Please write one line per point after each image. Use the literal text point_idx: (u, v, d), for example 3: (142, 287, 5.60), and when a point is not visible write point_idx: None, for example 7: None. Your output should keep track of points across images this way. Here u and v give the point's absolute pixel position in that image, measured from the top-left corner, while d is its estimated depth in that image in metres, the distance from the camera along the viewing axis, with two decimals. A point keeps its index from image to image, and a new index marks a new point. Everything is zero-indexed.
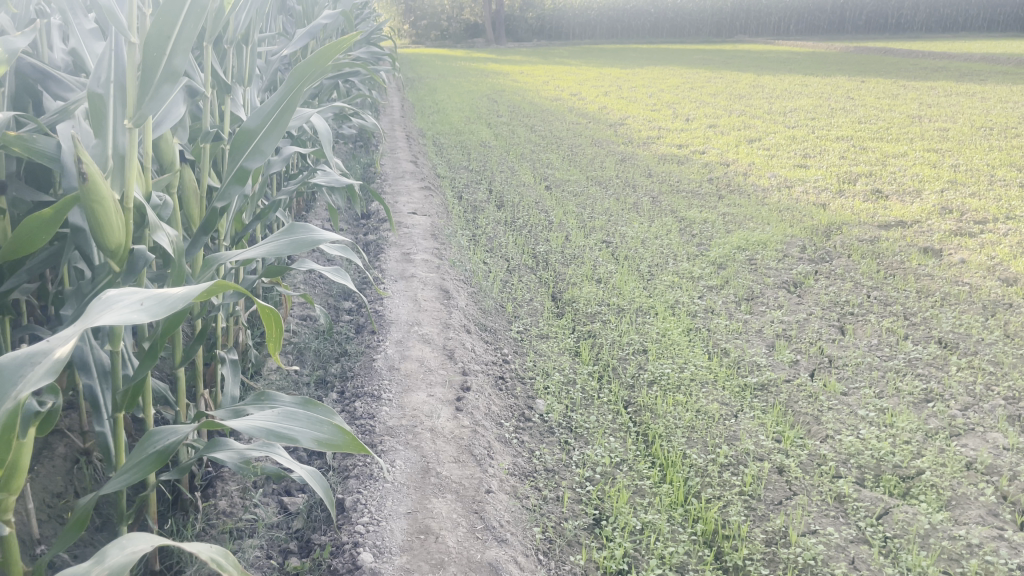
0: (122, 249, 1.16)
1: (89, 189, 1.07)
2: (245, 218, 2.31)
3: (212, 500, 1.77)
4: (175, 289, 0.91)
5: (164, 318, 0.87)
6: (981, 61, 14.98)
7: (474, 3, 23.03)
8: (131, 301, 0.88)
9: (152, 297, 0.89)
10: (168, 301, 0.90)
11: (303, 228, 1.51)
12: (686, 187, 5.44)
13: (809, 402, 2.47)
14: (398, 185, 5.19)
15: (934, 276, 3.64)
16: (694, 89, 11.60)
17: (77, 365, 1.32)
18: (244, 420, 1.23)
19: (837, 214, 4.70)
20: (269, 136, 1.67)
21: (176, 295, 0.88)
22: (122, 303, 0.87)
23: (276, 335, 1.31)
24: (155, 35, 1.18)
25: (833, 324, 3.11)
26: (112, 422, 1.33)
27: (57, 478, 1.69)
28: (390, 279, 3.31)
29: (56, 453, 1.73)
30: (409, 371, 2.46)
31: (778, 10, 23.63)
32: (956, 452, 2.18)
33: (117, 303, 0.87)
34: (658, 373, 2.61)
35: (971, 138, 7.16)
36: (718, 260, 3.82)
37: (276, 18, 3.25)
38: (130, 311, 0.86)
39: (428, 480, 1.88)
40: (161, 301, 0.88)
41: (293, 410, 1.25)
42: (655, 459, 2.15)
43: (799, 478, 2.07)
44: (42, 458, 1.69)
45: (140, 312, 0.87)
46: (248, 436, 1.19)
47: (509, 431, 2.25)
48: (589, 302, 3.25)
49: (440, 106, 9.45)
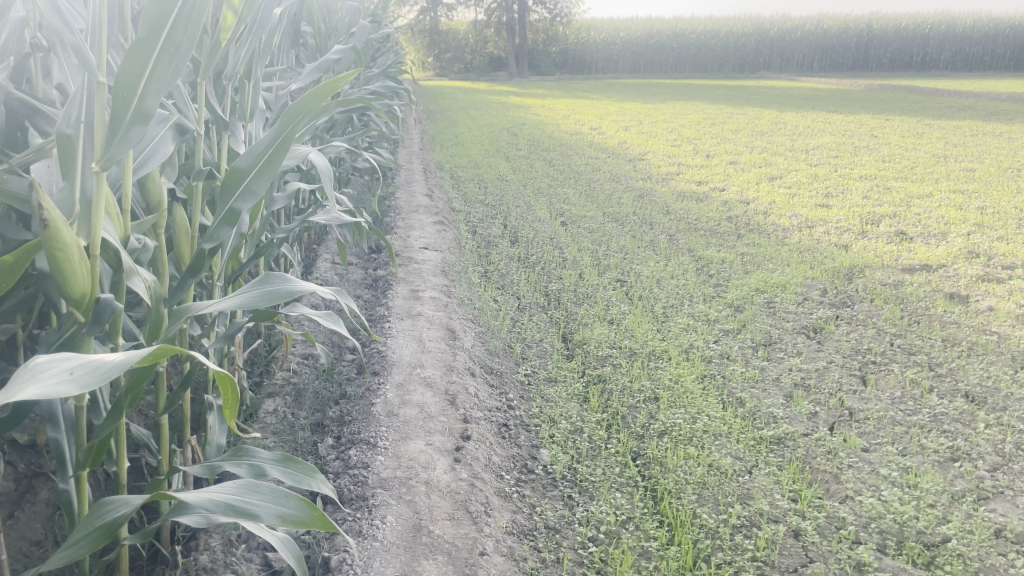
0: (87, 296, 1.10)
1: (51, 237, 1.01)
2: (242, 255, 2.24)
3: (193, 554, 1.68)
4: (111, 355, 0.88)
5: (95, 386, 0.83)
6: (1008, 100, 14.83)
7: (498, 37, 23.27)
8: (60, 370, 0.84)
9: (82, 364, 0.86)
10: (100, 370, 0.86)
11: (280, 278, 1.43)
12: (704, 225, 5.35)
13: (827, 458, 2.35)
14: (412, 218, 5.14)
15: (960, 323, 3.51)
16: (715, 125, 11.55)
17: (44, 417, 1.22)
18: (201, 491, 1.15)
19: (860, 256, 4.58)
20: (261, 176, 1.60)
21: (111, 363, 0.85)
22: (50, 371, 0.83)
23: (233, 396, 1.20)
24: (126, 72, 1.10)
25: (853, 373, 2.99)
26: (77, 478, 1.24)
27: (38, 526, 1.56)
28: (396, 318, 3.24)
29: (39, 498, 1.59)
30: (407, 418, 2.37)
31: (801, 47, 23.54)
32: (984, 518, 2.05)
33: (43, 369, 0.83)
34: (669, 423, 2.50)
35: (997, 180, 7.01)
36: (735, 302, 3.72)
37: (288, 52, 3.23)
38: (58, 380, 0.81)
39: (419, 539, 1.78)
40: (93, 369, 0.85)
41: (255, 481, 1.17)
42: (663, 518, 2.03)
43: (816, 543, 1.94)
44: (24, 502, 1.56)
45: (69, 381, 0.83)
46: (203, 509, 1.10)
47: (510, 485, 2.14)
48: (600, 344, 3.16)
49: (460, 139, 9.45)
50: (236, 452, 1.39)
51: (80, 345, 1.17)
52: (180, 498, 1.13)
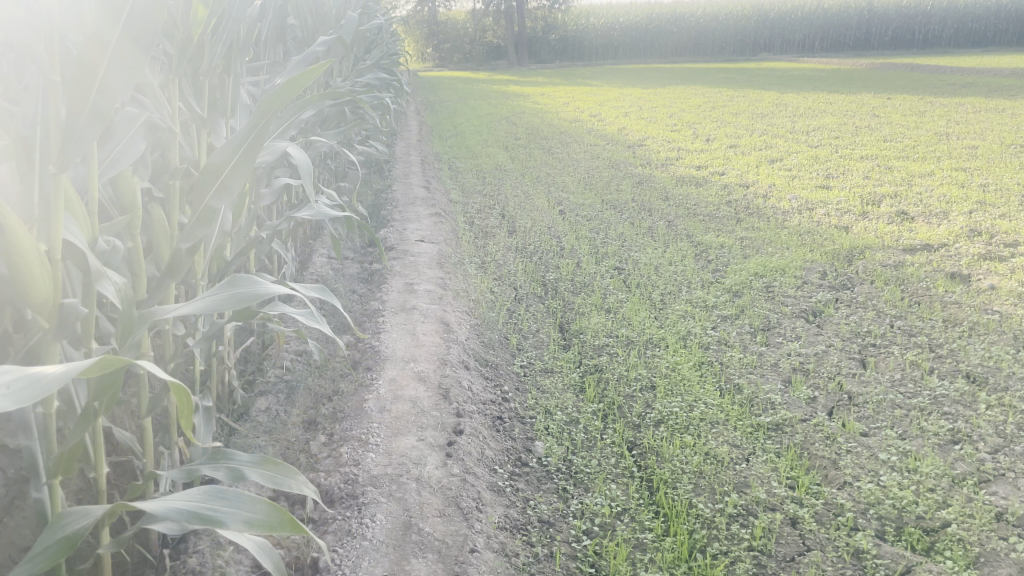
0: (50, 300, 1.08)
1: (8, 241, 0.98)
2: (228, 253, 2.21)
3: (182, 557, 1.65)
4: (52, 368, 0.86)
5: (32, 402, 0.82)
6: (1011, 75, 14.69)
7: (496, 26, 23.29)
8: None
9: (21, 377, 0.84)
10: (40, 381, 0.85)
11: (248, 279, 1.40)
12: (703, 210, 5.31)
13: (825, 443, 2.32)
14: (409, 211, 5.12)
15: (961, 303, 3.47)
16: (716, 108, 11.47)
17: (16, 426, 1.21)
18: (163, 500, 1.13)
19: (860, 237, 4.54)
20: (236, 173, 1.50)
21: (49, 376, 0.84)
22: None
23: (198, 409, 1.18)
24: (81, 68, 1.08)
25: (853, 357, 2.95)
26: (50, 486, 1.21)
27: (28, 531, 1.51)
28: (390, 312, 3.22)
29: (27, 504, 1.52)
30: (400, 414, 2.35)
31: (801, 28, 23.35)
32: (985, 502, 2.02)
33: None
34: (666, 412, 2.47)
35: (1000, 156, 6.95)
36: (733, 287, 3.68)
37: (275, 47, 3.20)
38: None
39: (409, 537, 1.77)
40: (31, 383, 0.83)
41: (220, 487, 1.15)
42: (659, 508, 2.01)
43: (814, 532, 1.92)
44: (12, 509, 1.51)
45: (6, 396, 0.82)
46: (167, 518, 1.09)
47: (504, 479, 2.12)
48: (597, 334, 3.13)
49: (459, 130, 9.42)
50: (214, 455, 1.37)
51: (46, 352, 1.14)
52: (142, 509, 1.11)
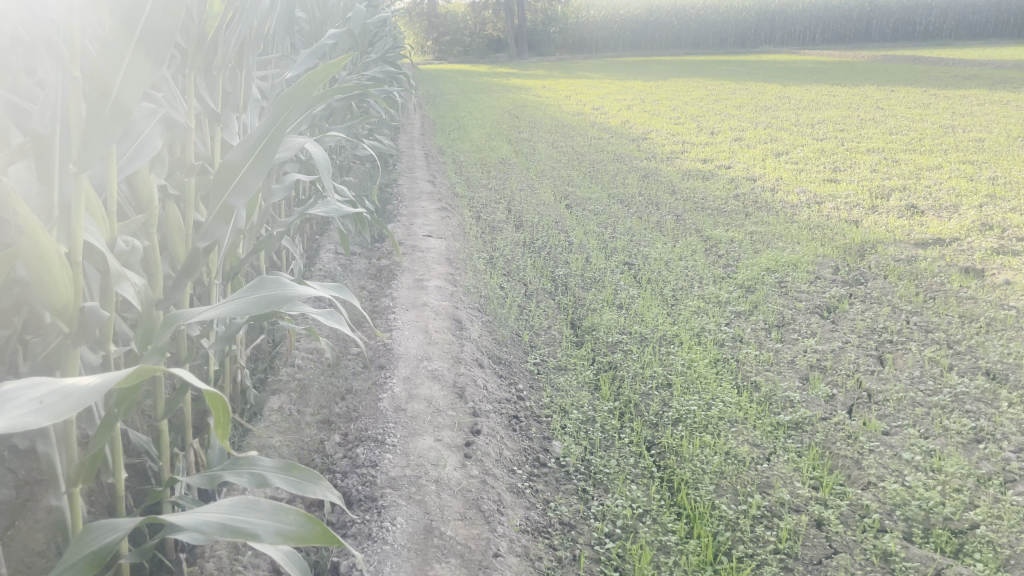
0: (71, 305, 1.03)
1: (27, 244, 0.94)
2: (242, 251, 2.17)
3: (199, 562, 1.62)
4: (84, 381, 0.82)
5: (65, 416, 0.78)
6: (1013, 68, 14.62)
7: (496, 18, 23.24)
8: (30, 399, 0.79)
9: (53, 391, 0.80)
10: (72, 393, 0.82)
11: (273, 282, 1.36)
12: (711, 204, 5.27)
13: (848, 443, 2.29)
14: (415, 205, 5.08)
15: (977, 299, 3.43)
16: (720, 100, 11.41)
17: (33, 433, 1.16)
18: (197, 512, 1.09)
19: (871, 231, 4.50)
20: (254, 170, 1.45)
21: (82, 389, 0.80)
22: (16, 402, 0.78)
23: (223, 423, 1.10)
24: (102, 67, 1.03)
25: (870, 354, 2.92)
26: (69, 496, 1.16)
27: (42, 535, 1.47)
28: (400, 308, 3.19)
29: (41, 505, 1.48)
30: (416, 413, 2.32)
31: (802, 20, 23.21)
32: (1012, 503, 1.98)
33: (9, 400, 0.78)
34: (683, 411, 2.43)
35: (1007, 149, 6.90)
36: (745, 282, 3.64)
37: (283, 40, 3.16)
38: (25, 411, 0.76)
39: (430, 542, 1.73)
40: (64, 396, 0.80)
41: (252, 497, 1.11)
42: (681, 510, 1.97)
43: (840, 534, 1.88)
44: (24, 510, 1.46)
45: (39, 411, 0.78)
46: (200, 532, 1.05)
47: (523, 480, 2.09)
48: (610, 330, 3.09)
49: (461, 123, 9.38)
50: (237, 461, 1.34)
51: (65, 356, 1.10)
52: (174, 522, 1.08)
